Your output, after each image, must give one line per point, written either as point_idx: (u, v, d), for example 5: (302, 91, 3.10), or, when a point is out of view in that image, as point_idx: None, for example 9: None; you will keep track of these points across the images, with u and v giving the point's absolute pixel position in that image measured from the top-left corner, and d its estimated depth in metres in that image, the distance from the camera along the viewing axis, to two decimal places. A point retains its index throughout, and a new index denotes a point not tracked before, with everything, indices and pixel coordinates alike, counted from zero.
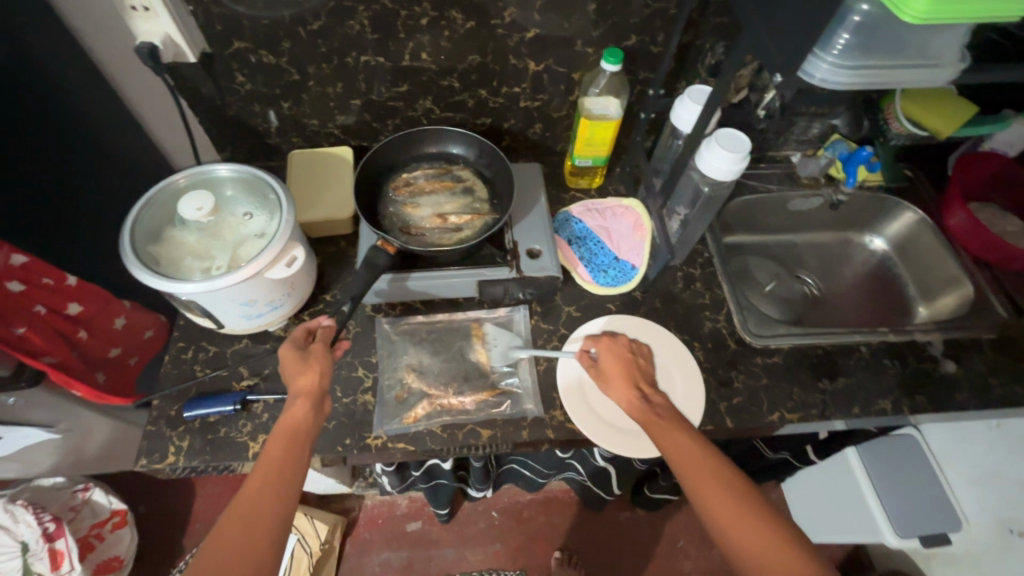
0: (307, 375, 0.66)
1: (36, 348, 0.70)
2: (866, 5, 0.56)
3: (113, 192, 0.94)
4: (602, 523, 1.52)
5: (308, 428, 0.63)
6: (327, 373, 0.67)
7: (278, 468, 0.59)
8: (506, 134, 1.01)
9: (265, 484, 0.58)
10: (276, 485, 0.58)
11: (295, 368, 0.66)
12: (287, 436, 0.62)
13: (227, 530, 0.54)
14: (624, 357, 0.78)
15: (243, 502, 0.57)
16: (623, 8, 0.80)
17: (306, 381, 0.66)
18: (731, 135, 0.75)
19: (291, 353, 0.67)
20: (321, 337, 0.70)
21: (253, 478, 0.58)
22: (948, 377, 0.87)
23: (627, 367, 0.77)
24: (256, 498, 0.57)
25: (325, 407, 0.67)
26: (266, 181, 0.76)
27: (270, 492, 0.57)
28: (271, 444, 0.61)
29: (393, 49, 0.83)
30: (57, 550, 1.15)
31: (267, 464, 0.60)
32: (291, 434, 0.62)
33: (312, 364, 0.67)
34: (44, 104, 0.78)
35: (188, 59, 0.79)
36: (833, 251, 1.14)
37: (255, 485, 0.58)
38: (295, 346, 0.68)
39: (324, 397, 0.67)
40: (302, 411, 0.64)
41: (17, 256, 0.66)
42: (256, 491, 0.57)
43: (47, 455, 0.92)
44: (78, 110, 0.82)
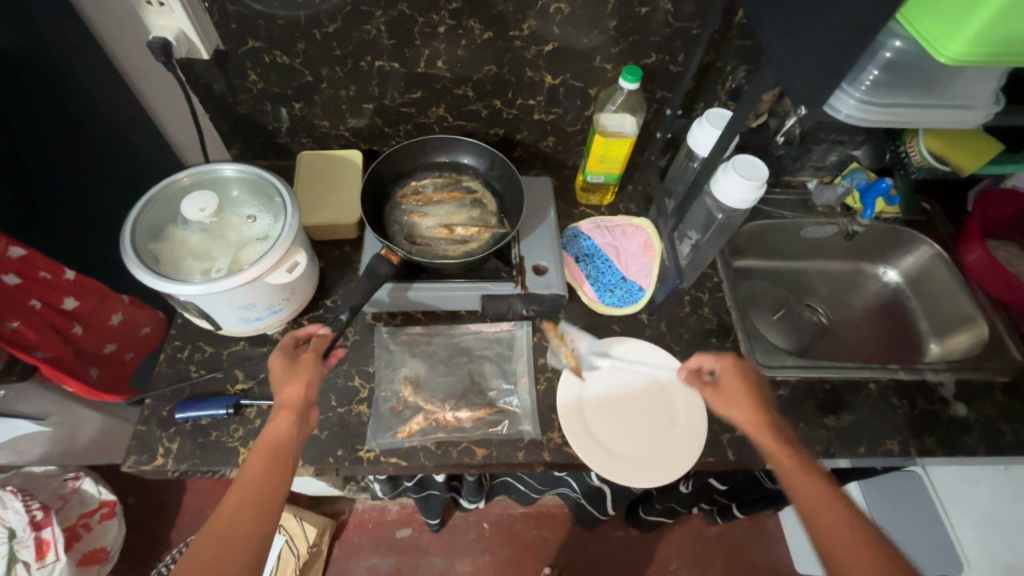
0: (296, 386, 0.64)
1: (29, 342, 0.69)
2: (898, 42, 0.55)
3: (119, 183, 0.93)
4: (594, 541, 1.50)
5: (291, 440, 0.62)
6: (313, 384, 0.66)
7: (258, 480, 0.58)
8: (519, 145, 1.00)
9: (243, 502, 0.56)
10: (256, 499, 0.57)
11: (282, 377, 0.65)
12: (268, 449, 0.60)
13: (205, 543, 0.53)
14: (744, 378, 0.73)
15: (221, 517, 0.55)
16: (643, 26, 0.79)
17: (292, 393, 0.64)
18: (749, 161, 0.74)
19: (280, 362, 0.66)
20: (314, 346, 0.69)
21: (233, 491, 0.57)
22: (958, 420, 0.85)
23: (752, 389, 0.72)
24: (232, 511, 0.55)
25: (309, 420, 0.65)
26: (272, 183, 0.75)
27: (246, 507, 0.56)
28: (253, 456, 0.60)
29: (409, 55, 0.82)
30: (44, 539, 1.13)
31: (246, 476, 0.58)
32: (272, 447, 0.60)
33: (302, 375, 0.65)
34: (56, 92, 0.77)
35: (201, 55, 0.78)
36: (844, 281, 1.12)
37: (234, 498, 0.56)
38: (284, 355, 0.68)
39: (308, 410, 0.65)
40: (286, 423, 0.62)
41: (14, 249, 0.66)
42: (234, 506, 0.56)
43: (37, 445, 0.91)
44: (89, 101, 0.81)
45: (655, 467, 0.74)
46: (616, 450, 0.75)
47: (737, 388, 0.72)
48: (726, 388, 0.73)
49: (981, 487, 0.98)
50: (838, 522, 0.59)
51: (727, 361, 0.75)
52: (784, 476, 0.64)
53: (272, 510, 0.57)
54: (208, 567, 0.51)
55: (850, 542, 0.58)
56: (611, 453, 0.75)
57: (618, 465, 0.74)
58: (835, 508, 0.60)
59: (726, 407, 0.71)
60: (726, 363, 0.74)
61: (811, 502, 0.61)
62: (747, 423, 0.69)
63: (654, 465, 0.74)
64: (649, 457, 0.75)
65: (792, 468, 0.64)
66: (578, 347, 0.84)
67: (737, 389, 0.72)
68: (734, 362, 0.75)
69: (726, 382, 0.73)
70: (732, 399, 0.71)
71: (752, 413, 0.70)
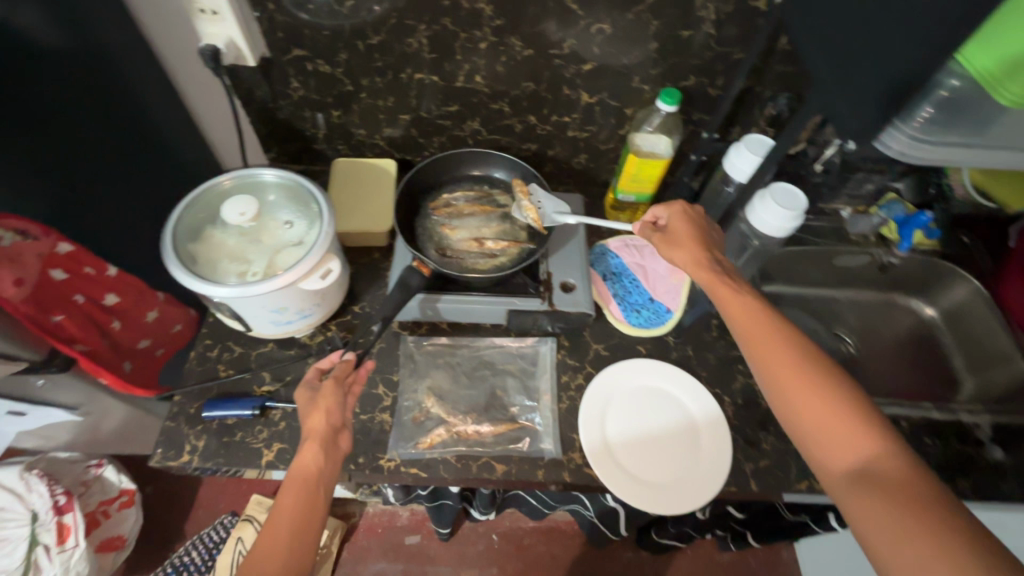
0: (323, 417, 0.65)
1: (70, 336, 0.71)
2: (956, 80, 0.54)
3: (162, 181, 0.95)
4: (603, 560, 1.48)
5: (319, 470, 0.62)
6: (335, 412, 0.66)
7: (292, 513, 0.58)
8: (551, 161, 1.00)
9: (273, 537, 0.56)
10: (289, 532, 0.57)
11: (307, 408, 0.66)
12: (298, 483, 0.60)
13: None
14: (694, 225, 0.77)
15: (257, 554, 0.56)
16: (684, 48, 0.78)
17: (315, 422, 0.65)
18: (787, 189, 0.75)
19: (305, 394, 0.68)
20: (338, 373, 0.70)
21: (267, 526, 0.58)
22: (995, 465, 0.82)
23: (698, 236, 0.76)
24: (265, 547, 0.56)
25: (336, 448, 0.65)
26: (309, 190, 0.76)
27: (278, 542, 0.56)
28: (283, 489, 0.60)
29: (448, 69, 0.83)
30: (65, 524, 1.16)
31: (280, 510, 0.59)
32: (298, 479, 0.61)
33: (325, 406, 0.66)
34: (110, 94, 0.79)
35: (248, 62, 0.80)
36: (876, 312, 1.09)
37: (268, 534, 0.57)
38: (308, 387, 0.69)
39: (334, 438, 0.65)
40: (313, 455, 0.62)
41: (62, 245, 0.68)
42: (267, 541, 0.56)
43: (67, 432, 0.94)
44: (138, 102, 0.84)
45: (676, 494, 0.73)
46: (637, 475, 0.74)
47: (683, 231, 0.76)
48: (674, 232, 0.77)
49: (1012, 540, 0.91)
50: (766, 331, 0.62)
51: (676, 209, 0.79)
52: (722, 306, 0.68)
53: (304, 545, 0.57)
54: None
55: (775, 346, 0.61)
56: (632, 477, 0.74)
57: (638, 490, 0.72)
58: (762, 320, 0.64)
59: (672, 250, 0.75)
60: (675, 209, 0.78)
61: (740, 320, 0.65)
62: (685, 262, 0.73)
63: (675, 492, 0.73)
64: (671, 484, 0.73)
65: (731, 300, 0.67)
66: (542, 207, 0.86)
67: (683, 231, 0.76)
68: (682, 210, 0.78)
69: (674, 228, 0.77)
70: (674, 241, 0.76)
71: (693, 251, 0.74)
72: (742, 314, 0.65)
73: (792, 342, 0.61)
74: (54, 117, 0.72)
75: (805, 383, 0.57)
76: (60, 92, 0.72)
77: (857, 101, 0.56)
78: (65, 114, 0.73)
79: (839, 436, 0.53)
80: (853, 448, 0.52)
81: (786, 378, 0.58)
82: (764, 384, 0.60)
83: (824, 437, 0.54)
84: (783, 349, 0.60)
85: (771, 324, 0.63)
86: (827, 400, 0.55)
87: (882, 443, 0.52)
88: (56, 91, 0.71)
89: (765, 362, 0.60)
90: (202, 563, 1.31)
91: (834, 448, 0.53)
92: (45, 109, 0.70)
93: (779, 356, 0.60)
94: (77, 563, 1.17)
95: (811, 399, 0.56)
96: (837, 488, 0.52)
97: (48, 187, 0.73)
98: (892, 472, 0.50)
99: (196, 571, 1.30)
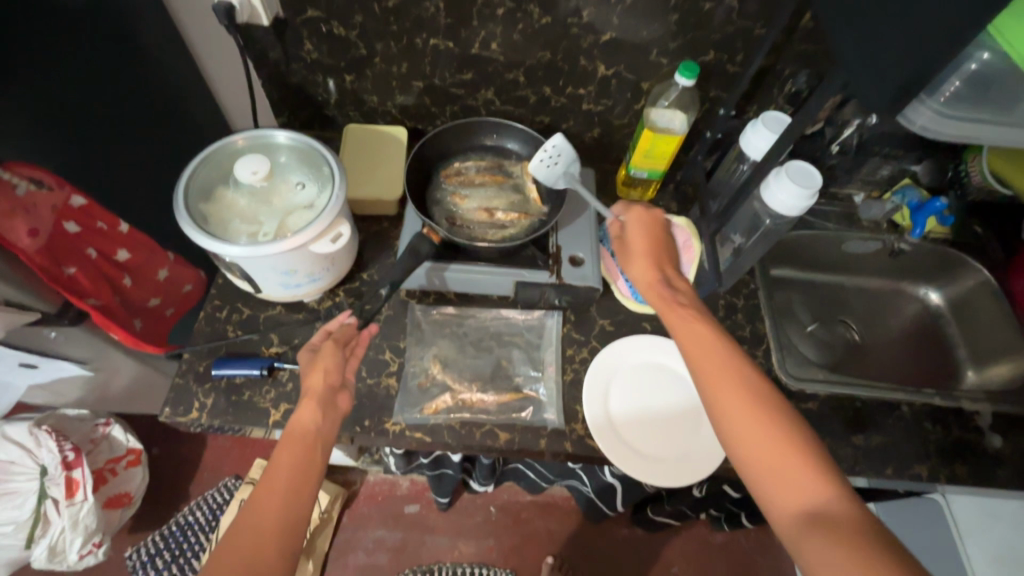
0: (324, 380, 0.66)
1: (83, 289, 0.71)
2: (986, 54, 0.53)
3: (173, 142, 0.95)
4: (598, 536, 1.51)
5: (317, 430, 0.63)
6: (333, 372, 0.67)
7: (289, 469, 0.59)
8: (564, 135, 0.99)
9: (269, 490, 0.57)
10: (287, 488, 0.58)
11: (307, 368, 0.68)
12: (296, 440, 0.61)
13: (238, 531, 0.55)
14: (652, 236, 0.75)
15: (254, 511, 0.56)
16: (706, 22, 0.77)
17: (314, 381, 0.66)
18: (803, 168, 0.72)
19: (306, 355, 0.69)
20: (336, 338, 0.71)
21: (265, 484, 0.58)
22: (992, 452, 0.83)
23: (654, 249, 0.74)
24: (262, 501, 0.57)
25: (335, 406, 0.66)
26: (321, 153, 0.76)
27: (276, 494, 0.57)
28: (280, 449, 0.60)
29: (464, 35, 0.81)
30: (74, 479, 1.19)
31: (278, 468, 0.59)
32: (297, 437, 0.62)
33: (322, 369, 0.67)
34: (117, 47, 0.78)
35: (261, 21, 0.79)
36: (882, 299, 1.09)
37: (265, 487, 0.58)
38: (310, 349, 0.70)
39: (332, 397, 0.66)
40: (311, 416, 0.63)
41: (75, 198, 0.68)
42: (267, 497, 0.57)
43: (77, 387, 0.95)
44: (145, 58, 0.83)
45: (674, 467, 0.74)
46: (636, 446, 0.75)
47: (641, 243, 0.75)
48: (629, 239, 0.75)
49: (1003, 523, 0.90)
50: (717, 359, 0.60)
51: (634, 213, 0.77)
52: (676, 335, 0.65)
53: (302, 499, 0.58)
54: (241, 557, 0.53)
55: (730, 386, 0.58)
56: (631, 449, 0.75)
57: (637, 461, 0.73)
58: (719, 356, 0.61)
59: (633, 259, 0.74)
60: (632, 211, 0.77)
61: (695, 352, 0.62)
62: (645, 275, 0.72)
63: (672, 465, 0.74)
64: (670, 457, 0.74)
65: (682, 330, 0.64)
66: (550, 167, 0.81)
67: (638, 238, 0.75)
68: (642, 212, 0.77)
69: (631, 239, 0.75)
70: (633, 250, 0.74)
71: (648, 263, 0.73)
72: (695, 343, 0.62)
73: (747, 383, 0.58)
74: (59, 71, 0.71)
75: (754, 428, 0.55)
76: (72, 45, 0.71)
77: (882, 77, 0.55)
78: (76, 68, 0.73)
79: (787, 474, 0.52)
80: (803, 492, 0.51)
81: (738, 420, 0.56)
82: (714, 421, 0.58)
83: (779, 481, 0.52)
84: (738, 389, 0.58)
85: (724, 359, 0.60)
86: (780, 439, 0.54)
87: (843, 497, 0.50)
88: (64, 42, 0.70)
89: (717, 394, 0.58)
90: (207, 522, 1.35)
91: (781, 486, 0.52)
92: (55, 60, 0.69)
93: (733, 396, 0.57)
94: (85, 517, 1.20)
95: (761, 439, 0.54)
96: (787, 532, 0.50)
97: (61, 141, 0.73)
98: (840, 516, 0.48)
99: (201, 530, 1.35)
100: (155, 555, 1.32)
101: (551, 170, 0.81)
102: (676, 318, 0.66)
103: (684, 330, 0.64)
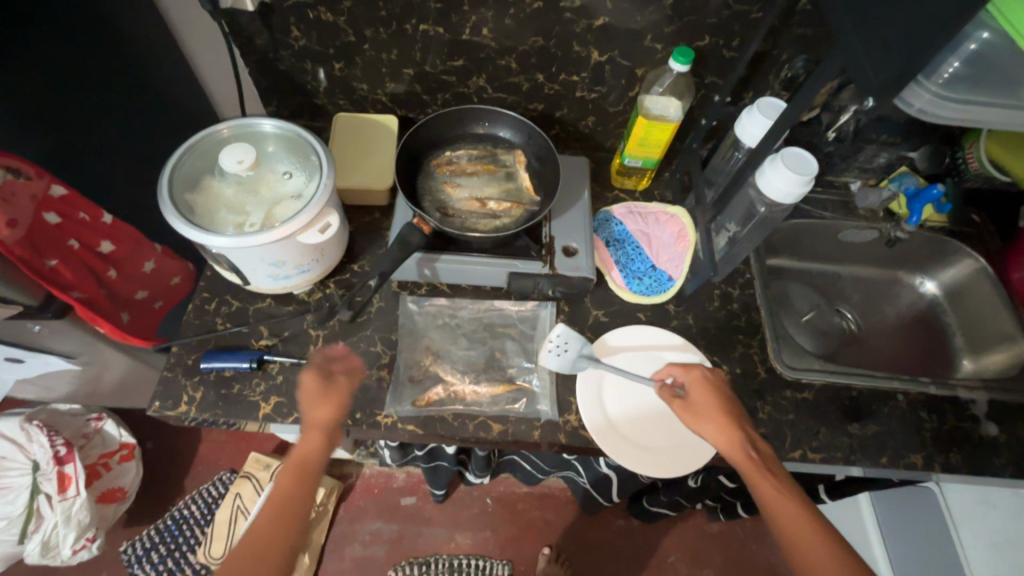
0: (326, 415, 0.67)
1: (65, 281, 0.70)
2: (986, 33, 0.52)
3: (158, 132, 0.94)
4: (595, 526, 1.51)
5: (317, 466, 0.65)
6: (341, 409, 0.68)
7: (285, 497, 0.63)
8: (558, 123, 0.98)
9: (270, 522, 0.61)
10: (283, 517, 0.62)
11: (314, 399, 0.68)
12: (297, 474, 0.64)
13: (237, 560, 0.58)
14: (716, 390, 0.71)
15: (253, 535, 0.60)
16: (701, 6, 0.75)
17: (322, 418, 0.67)
18: (798, 154, 0.71)
19: (315, 381, 0.69)
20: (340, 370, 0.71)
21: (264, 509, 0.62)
22: (987, 440, 0.82)
23: (722, 404, 0.70)
24: (261, 532, 0.60)
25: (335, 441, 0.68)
26: (309, 142, 0.74)
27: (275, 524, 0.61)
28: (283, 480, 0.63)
29: (454, 21, 0.79)
30: (65, 474, 1.17)
31: (278, 494, 0.63)
32: (299, 470, 0.64)
33: (323, 401, 0.67)
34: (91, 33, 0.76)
35: (246, 6, 0.76)
36: (879, 288, 1.08)
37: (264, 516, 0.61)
38: (319, 374, 0.70)
39: (335, 433, 0.68)
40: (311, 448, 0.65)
41: (56, 188, 0.67)
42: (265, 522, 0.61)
43: (67, 381, 0.94)
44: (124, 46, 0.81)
45: (668, 457, 0.74)
46: (631, 437, 0.75)
47: (707, 402, 0.69)
48: (696, 405, 0.69)
49: (996, 511, 0.89)
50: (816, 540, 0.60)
51: (697, 378, 0.71)
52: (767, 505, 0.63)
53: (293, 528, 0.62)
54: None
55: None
56: (625, 440, 0.74)
57: (632, 453, 0.73)
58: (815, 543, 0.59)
59: (697, 424, 0.68)
60: (694, 373, 0.72)
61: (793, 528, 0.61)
62: (725, 445, 0.66)
63: (666, 456, 0.74)
64: (664, 448, 0.74)
65: (772, 494, 0.63)
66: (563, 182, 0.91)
67: (706, 404, 0.69)
68: (704, 377, 0.72)
69: (694, 398, 0.70)
70: (703, 416, 0.68)
71: (726, 432, 0.67)
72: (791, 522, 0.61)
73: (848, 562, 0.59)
74: (31, 59, 0.69)
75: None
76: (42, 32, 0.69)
77: (880, 61, 0.53)
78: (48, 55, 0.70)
79: None
80: None
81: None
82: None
83: None
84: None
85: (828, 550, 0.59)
86: None
87: None
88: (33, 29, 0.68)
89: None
90: (202, 517, 1.35)
91: None
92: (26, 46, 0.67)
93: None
94: (78, 512, 1.19)
95: None
96: None
97: (39, 130, 0.72)
98: None
99: (195, 524, 1.34)
100: (150, 549, 1.31)
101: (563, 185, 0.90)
102: (768, 485, 0.64)
103: (777, 500, 0.63)
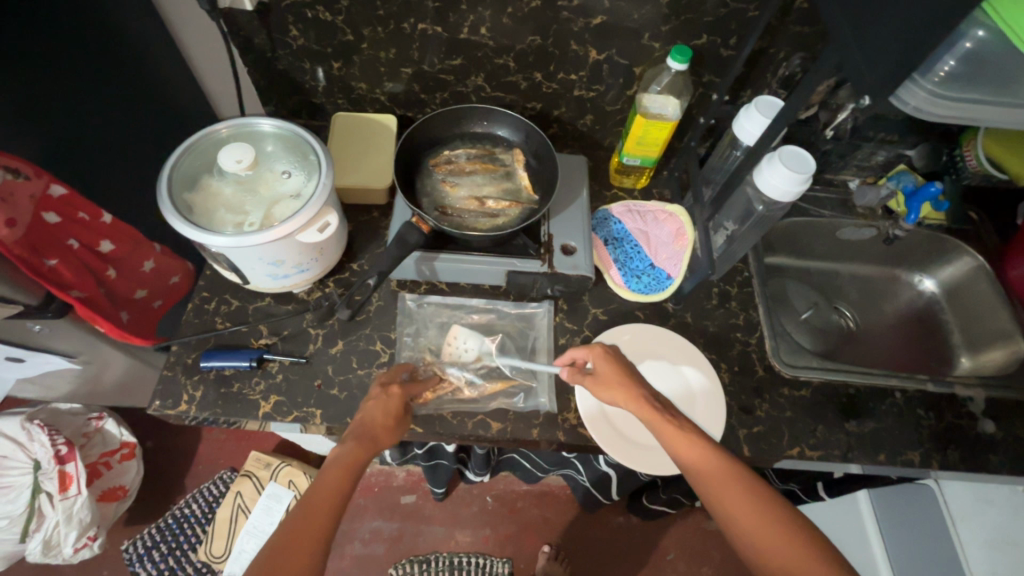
0: (389, 429, 0.68)
1: (65, 281, 0.71)
2: (981, 32, 0.53)
3: (156, 131, 0.94)
4: (594, 524, 1.51)
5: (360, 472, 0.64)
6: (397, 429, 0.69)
7: (334, 495, 0.60)
8: (556, 121, 0.98)
9: (311, 514, 0.58)
10: (328, 515, 0.59)
11: (378, 411, 0.69)
12: (344, 472, 0.62)
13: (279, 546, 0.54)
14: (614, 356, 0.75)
15: (294, 521, 0.57)
16: (699, 5, 0.75)
17: (384, 433, 0.68)
18: (796, 153, 0.71)
19: (390, 404, 0.70)
20: (404, 386, 0.73)
21: (308, 501, 0.59)
22: (984, 437, 0.83)
23: (620, 367, 0.73)
24: (306, 521, 0.57)
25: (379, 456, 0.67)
26: (307, 141, 0.74)
27: (320, 520, 0.57)
28: (329, 473, 0.62)
29: (453, 20, 0.79)
30: (67, 473, 1.18)
31: (325, 488, 0.60)
32: (349, 469, 0.63)
33: (386, 412, 0.69)
34: (86, 33, 0.76)
35: (243, 6, 0.76)
36: (876, 286, 1.09)
37: (310, 507, 0.59)
38: (399, 399, 0.71)
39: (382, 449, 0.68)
40: (364, 450, 0.65)
41: (55, 188, 0.68)
42: (311, 511, 0.58)
43: (68, 381, 0.94)
44: (116, 44, 0.80)
45: (666, 455, 0.74)
46: (630, 436, 0.75)
47: (607, 366, 0.73)
48: (604, 375, 0.73)
49: (995, 508, 0.91)
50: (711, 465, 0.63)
51: (597, 351, 0.74)
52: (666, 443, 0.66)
53: (333, 526, 0.58)
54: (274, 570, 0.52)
55: (755, 512, 0.59)
56: (625, 438, 0.75)
57: (631, 451, 0.74)
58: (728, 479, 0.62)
59: (605, 390, 0.72)
60: (596, 350, 0.74)
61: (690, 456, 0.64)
62: (625, 400, 0.71)
63: (665, 454, 0.74)
64: (662, 446, 0.75)
65: (669, 431, 0.66)
66: (563, 181, 0.91)
67: (607, 371, 0.73)
68: (604, 350, 0.74)
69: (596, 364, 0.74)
70: (607, 381, 0.72)
71: (627, 392, 0.71)
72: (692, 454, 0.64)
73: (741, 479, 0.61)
74: (25, 58, 0.69)
75: (783, 545, 0.57)
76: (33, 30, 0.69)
77: (877, 60, 0.53)
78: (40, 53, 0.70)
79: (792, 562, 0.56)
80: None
81: (774, 545, 0.57)
82: (744, 543, 0.59)
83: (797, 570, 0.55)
84: (761, 513, 0.59)
85: (730, 473, 0.62)
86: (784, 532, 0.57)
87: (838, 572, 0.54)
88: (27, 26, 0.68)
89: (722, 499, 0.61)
90: (202, 515, 1.36)
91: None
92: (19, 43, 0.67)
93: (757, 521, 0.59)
94: (79, 511, 1.19)
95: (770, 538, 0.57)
96: None
97: (36, 130, 0.72)
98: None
99: (196, 522, 1.35)
100: (151, 548, 1.31)
101: (562, 184, 0.91)
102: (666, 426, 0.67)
103: (672, 435, 0.66)
